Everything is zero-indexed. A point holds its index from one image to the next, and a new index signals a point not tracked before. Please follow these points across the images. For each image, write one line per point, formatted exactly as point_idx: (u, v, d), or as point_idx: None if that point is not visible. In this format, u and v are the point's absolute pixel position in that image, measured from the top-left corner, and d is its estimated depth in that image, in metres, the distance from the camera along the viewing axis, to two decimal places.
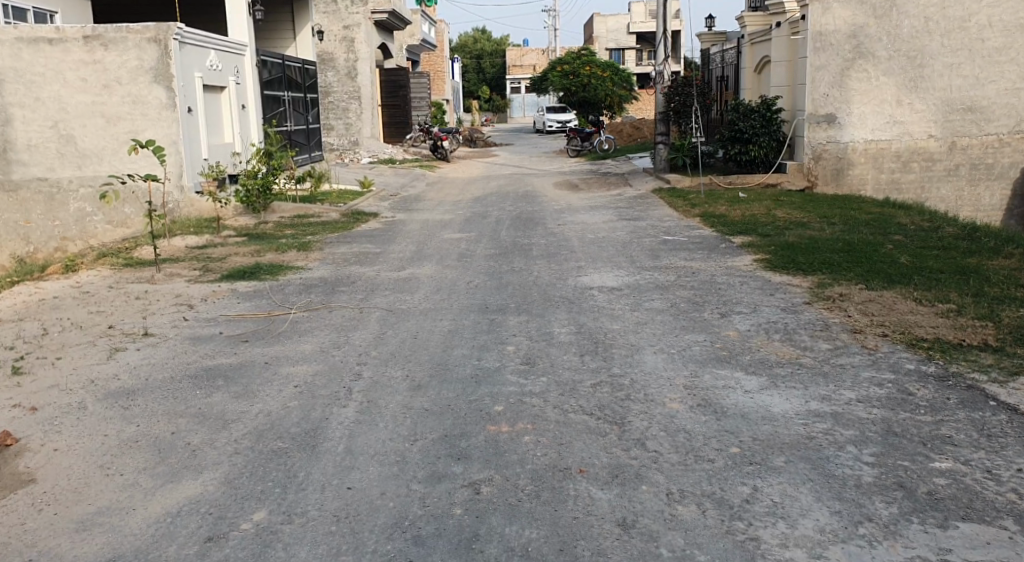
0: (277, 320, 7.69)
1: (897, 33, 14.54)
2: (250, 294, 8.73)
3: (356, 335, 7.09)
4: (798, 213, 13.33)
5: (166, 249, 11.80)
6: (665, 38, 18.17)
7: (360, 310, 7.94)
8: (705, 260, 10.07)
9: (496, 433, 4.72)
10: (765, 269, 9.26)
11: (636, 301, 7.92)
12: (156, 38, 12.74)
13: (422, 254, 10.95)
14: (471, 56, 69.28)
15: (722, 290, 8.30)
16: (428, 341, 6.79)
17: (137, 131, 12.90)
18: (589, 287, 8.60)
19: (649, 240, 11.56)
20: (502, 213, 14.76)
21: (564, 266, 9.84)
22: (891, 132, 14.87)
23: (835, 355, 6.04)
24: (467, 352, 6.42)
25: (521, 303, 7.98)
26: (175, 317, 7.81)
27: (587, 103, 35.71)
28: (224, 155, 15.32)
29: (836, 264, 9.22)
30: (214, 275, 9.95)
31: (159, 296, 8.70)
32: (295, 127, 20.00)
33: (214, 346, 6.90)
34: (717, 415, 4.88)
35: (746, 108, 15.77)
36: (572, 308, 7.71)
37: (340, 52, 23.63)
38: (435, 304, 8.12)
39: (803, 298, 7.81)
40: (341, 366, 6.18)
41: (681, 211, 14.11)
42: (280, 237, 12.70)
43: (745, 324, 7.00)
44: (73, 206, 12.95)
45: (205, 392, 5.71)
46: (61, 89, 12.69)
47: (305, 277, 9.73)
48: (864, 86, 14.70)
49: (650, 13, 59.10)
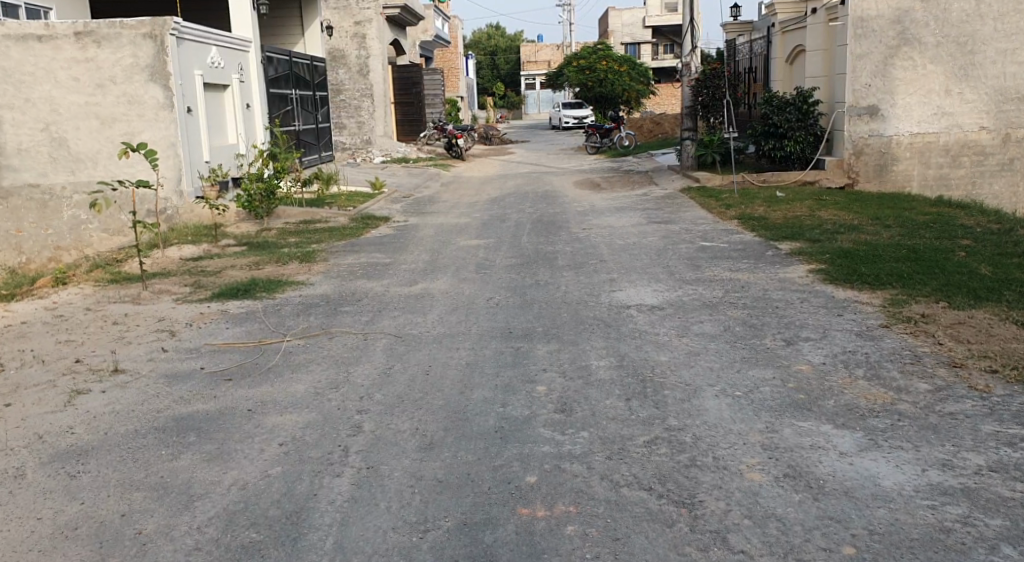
0: (268, 351, 6.67)
1: (945, 17, 13.37)
2: (243, 317, 7.71)
3: (356, 371, 6.04)
4: (845, 214, 12.23)
5: (158, 262, 10.80)
6: (692, 27, 17.00)
7: (364, 337, 6.91)
8: (752, 270, 8.99)
9: (529, 520, 3.71)
10: (824, 282, 8.18)
11: (684, 324, 6.86)
12: (152, 34, 11.73)
13: (436, 264, 9.96)
14: (485, 51, 68.24)
15: (780, 308, 7.22)
16: (442, 378, 5.75)
17: (133, 134, 11.92)
18: (626, 306, 7.55)
19: (686, 247, 10.50)
20: (521, 215, 13.70)
21: (594, 278, 8.78)
22: (940, 124, 13.70)
23: (938, 400, 4.93)
24: (489, 394, 5.36)
25: (551, 327, 6.91)
26: (152, 347, 6.77)
27: (605, 98, 34.57)
28: (228, 158, 14.31)
29: (905, 274, 8.13)
30: (205, 293, 8.94)
31: (140, 320, 7.68)
32: (303, 126, 19.01)
33: (193, 386, 5.85)
34: (813, 493, 3.83)
35: (780, 100, 14.59)
36: (610, 333, 6.64)
37: (351, 48, 22.56)
38: (451, 327, 7.09)
39: (879, 320, 6.72)
40: (337, 416, 5.13)
41: (717, 213, 13.00)
42: (284, 246, 11.70)
43: (817, 355, 5.90)
44: (67, 214, 12.04)
45: (172, 453, 4.66)
46: (53, 90, 11.74)
47: (306, 294, 8.71)
48: (910, 75, 13.53)
49: (666, 6, 57.83)
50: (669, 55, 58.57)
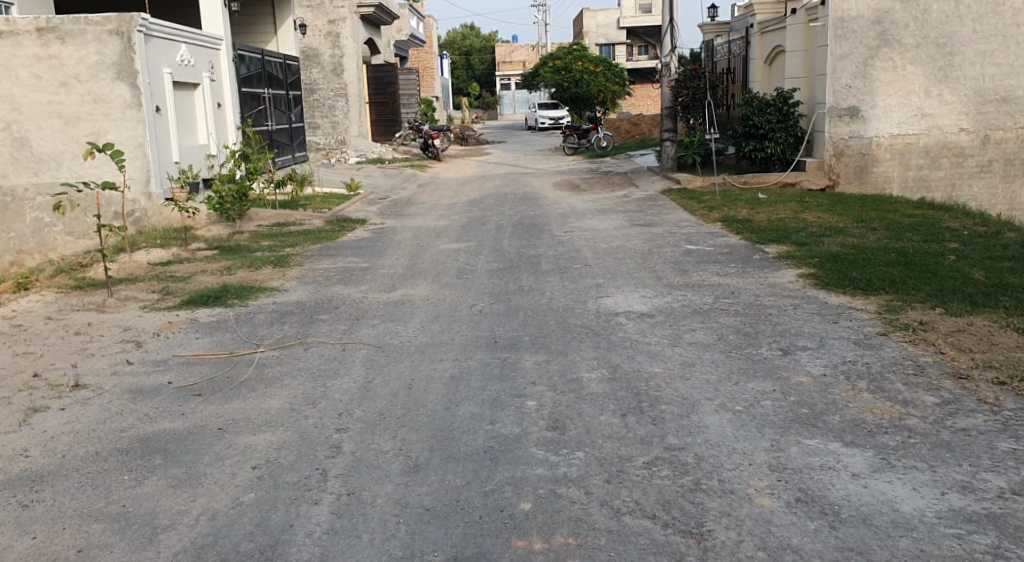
0: (240, 363, 6.35)
1: (925, 18, 13.21)
2: (213, 327, 7.36)
3: (334, 385, 5.72)
4: (830, 216, 12.05)
5: (125, 267, 10.42)
6: (671, 26, 16.79)
7: (342, 348, 6.59)
8: (740, 275, 8.75)
9: (526, 554, 3.54)
10: (814, 288, 7.95)
11: (676, 332, 6.60)
12: (119, 31, 11.36)
13: (415, 269, 9.65)
14: (460, 52, 67.85)
15: (773, 316, 6.97)
16: (425, 393, 5.45)
17: (99, 134, 11.52)
18: (614, 313, 7.28)
19: (671, 250, 10.25)
20: (501, 217, 13.41)
21: (579, 284, 8.50)
22: (920, 125, 13.55)
23: (947, 414, 4.69)
24: (476, 410, 5.07)
25: (538, 336, 6.62)
26: (116, 361, 6.42)
27: (580, 99, 34.34)
28: (198, 159, 13.90)
29: (898, 279, 7.91)
30: (173, 300, 8.58)
31: (104, 331, 7.31)
32: (276, 126, 18.61)
33: (159, 403, 5.52)
34: (829, 520, 3.69)
35: (761, 101, 14.38)
36: (599, 342, 6.37)
37: (325, 48, 22.15)
38: (432, 336, 6.79)
39: (875, 327, 6.49)
40: (313, 435, 4.83)
41: (700, 215, 12.77)
42: (256, 250, 11.32)
43: (817, 366, 5.65)
44: (30, 216, 11.60)
45: (134, 479, 4.34)
46: (13, 88, 11.28)
47: (280, 300, 8.38)
48: (889, 77, 13.37)
49: (640, 6, 57.67)
50: (643, 56, 58.44)
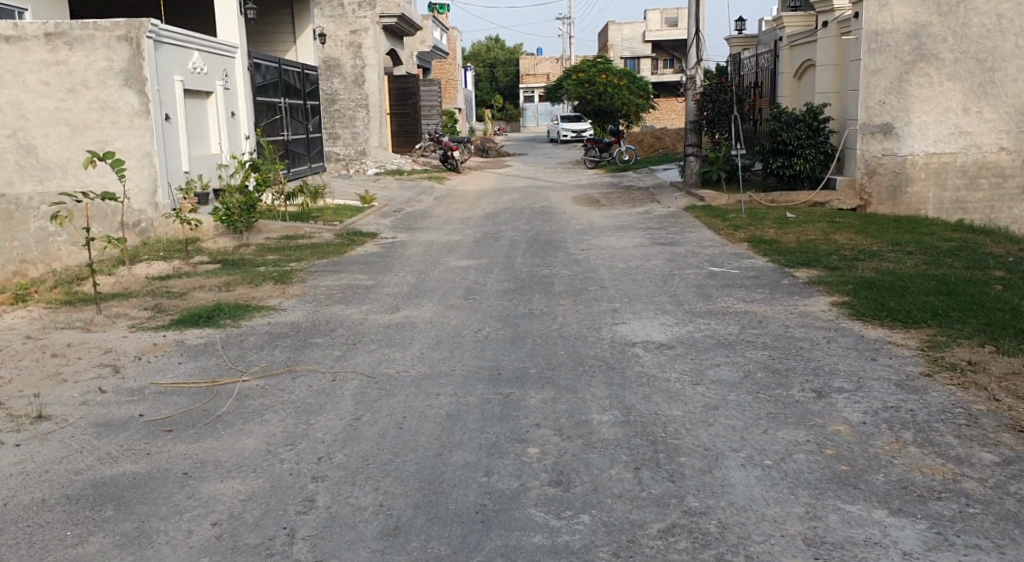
0: (221, 393, 5.83)
1: (964, 32, 12.58)
2: (199, 351, 6.86)
3: (318, 422, 5.19)
4: (862, 238, 11.42)
5: (122, 281, 9.96)
6: (698, 38, 16.21)
7: (333, 378, 6.06)
8: (767, 301, 8.16)
9: None
10: (849, 318, 7.34)
11: (697, 367, 6.03)
12: (128, 37, 10.91)
13: (422, 288, 9.13)
14: (484, 64, 67.55)
15: (805, 350, 6.39)
16: (418, 434, 4.91)
17: (106, 142, 11.08)
18: (630, 343, 6.72)
19: (694, 272, 9.66)
20: (516, 233, 12.87)
21: (594, 308, 7.94)
22: (957, 143, 12.89)
23: (1010, 477, 4.09)
24: (470, 457, 4.53)
25: (546, 368, 6.06)
26: (87, 389, 5.93)
27: (604, 112, 33.79)
28: (209, 169, 13.46)
29: (941, 310, 7.30)
30: (164, 319, 8.09)
31: (83, 353, 6.83)
32: (292, 136, 18.19)
33: (123, 440, 5.00)
34: None
35: (789, 116, 13.77)
36: (613, 378, 5.80)
37: (346, 57, 21.71)
38: (432, 366, 6.25)
39: (919, 367, 5.88)
40: (287, 484, 4.33)
41: (724, 234, 12.18)
42: (261, 264, 10.84)
43: (855, 412, 5.05)
44: (34, 226, 11.20)
45: (78, 535, 3.90)
46: (21, 94, 10.91)
47: (275, 321, 7.87)
48: (926, 93, 12.74)
49: (666, 20, 57.20)
50: (668, 70, 57.93)
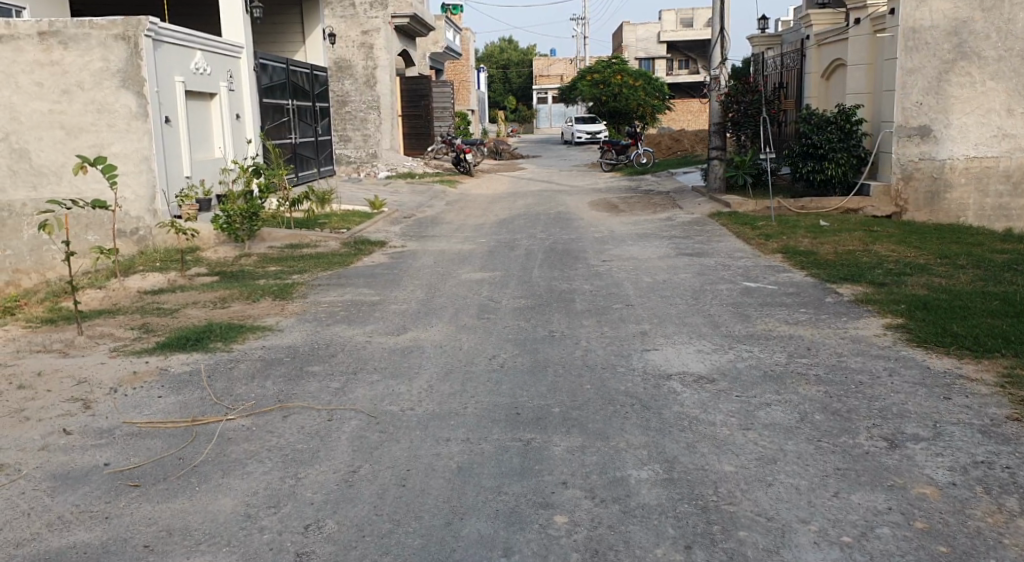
0: (201, 436, 5.08)
1: (1010, 28, 11.67)
2: (183, 381, 6.12)
3: (309, 476, 4.45)
4: (906, 249, 10.61)
5: (112, 295, 9.22)
6: (723, 35, 15.39)
7: (328, 417, 5.30)
8: (812, 323, 7.36)
9: None
10: (909, 345, 6.53)
11: (746, 407, 5.24)
12: (125, 35, 10.21)
13: (432, 304, 8.38)
14: (498, 65, 66.80)
15: (868, 385, 5.60)
16: (426, 493, 4.19)
17: (103, 146, 10.37)
18: (666, 374, 5.95)
19: (728, 288, 8.88)
20: (532, 242, 12.11)
21: (621, 330, 7.17)
22: (1000, 147, 11.98)
23: None
24: (486, 530, 3.84)
25: (571, 408, 5.28)
26: (49, 430, 5.20)
27: (619, 113, 32.98)
28: (212, 173, 12.77)
29: (1012, 335, 6.49)
30: (151, 341, 7.36)
31: (54, 384, 6.10)
32: (299, 139, 17.47)
33: (81, 498, 4.28)
34: None
35: (820, 118, 12.94)
36: (650, 421, 5.02)
37: (358, 59, 20.96)
38: (441, 403, 5.49)
39: (1004, 409, 5.07)
40: None
41: (756, 244, 11.38)
42: (261, 276, 10.11)
43: (939, 469, 4.28)
44: (28, 233, 10.40)
45: None
46: (13, 96, 10.14)
47: (271, 344, 7.13)
48: (967, 93, 11.88)
49: (682, 22, 56.37)
50: (683, 71, 57.10)
